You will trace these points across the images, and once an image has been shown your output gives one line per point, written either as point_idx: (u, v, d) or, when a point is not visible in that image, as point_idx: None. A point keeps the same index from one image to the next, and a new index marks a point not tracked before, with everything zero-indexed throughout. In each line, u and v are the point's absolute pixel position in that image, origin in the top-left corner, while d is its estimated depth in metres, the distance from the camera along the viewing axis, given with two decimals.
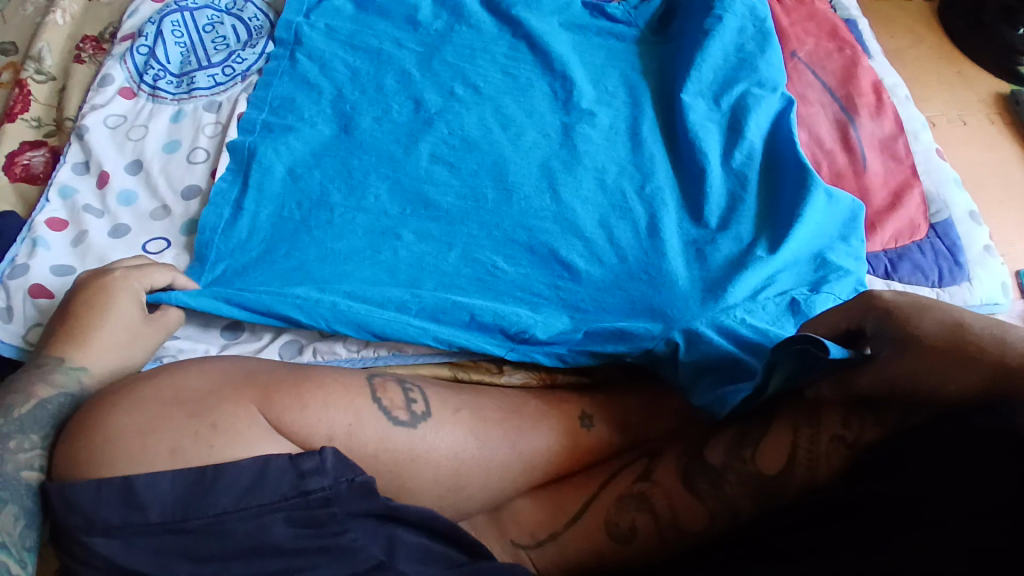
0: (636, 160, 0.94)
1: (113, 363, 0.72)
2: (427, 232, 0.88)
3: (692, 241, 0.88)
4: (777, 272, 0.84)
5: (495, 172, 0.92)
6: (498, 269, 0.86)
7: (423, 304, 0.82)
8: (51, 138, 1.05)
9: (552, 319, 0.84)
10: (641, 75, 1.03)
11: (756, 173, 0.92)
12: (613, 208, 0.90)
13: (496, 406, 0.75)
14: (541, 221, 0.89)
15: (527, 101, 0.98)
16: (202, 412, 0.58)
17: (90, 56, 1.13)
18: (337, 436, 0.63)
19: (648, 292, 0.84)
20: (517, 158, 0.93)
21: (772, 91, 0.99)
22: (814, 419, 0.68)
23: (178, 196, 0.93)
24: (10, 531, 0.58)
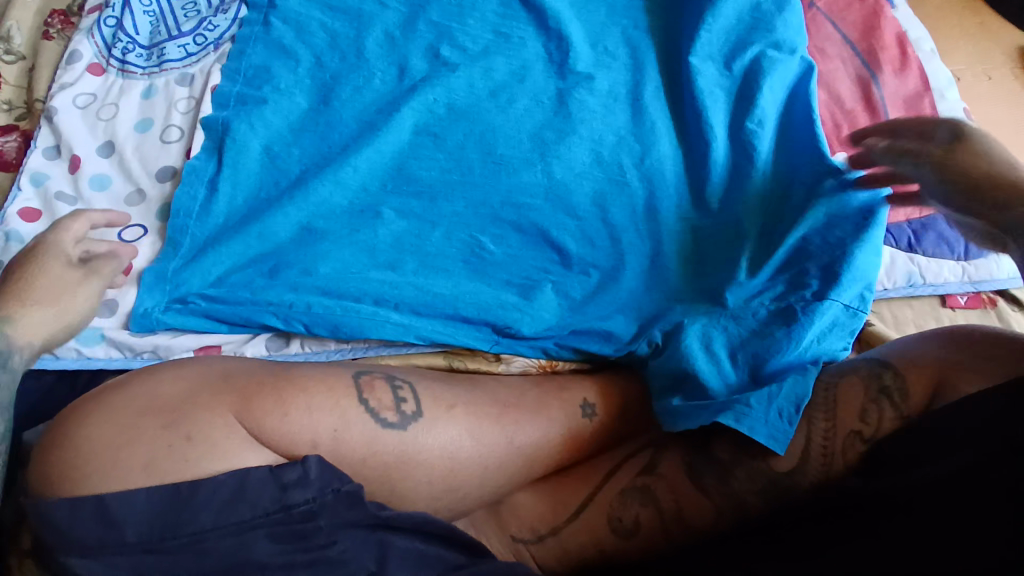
0: (637, 129, 0.87)
1: (47, 316, 0.66)
2: (409, 214, 0.83)
3: (689, 227, 0.84)
4: (773, 273, 0.79)
5: (483, 146, 0.85)
6: (485, 251, 0.82)
7: (404, 295, 0.79)
8: (22, 121, 0.99)
9: (540, 310, 0.80)
10: (648, 33, 0.94)
11: (766, 147, 0.85)
12: (610, 184, 0.84)
13: (492, 400, 0.71)
14: (532, 200, 0.83)
15: (521, 68, 0.90)
16: (175, 423, 0.55)
17: (59, 31, 1.05)
18: (322, 442, 0.60)
19: (637, 287, 0.82)
20: (507, 131, 0.86)
21: (791, 53, 0.90)
22: (830, 411, 0.68)
23: (153, 179, 0.88)
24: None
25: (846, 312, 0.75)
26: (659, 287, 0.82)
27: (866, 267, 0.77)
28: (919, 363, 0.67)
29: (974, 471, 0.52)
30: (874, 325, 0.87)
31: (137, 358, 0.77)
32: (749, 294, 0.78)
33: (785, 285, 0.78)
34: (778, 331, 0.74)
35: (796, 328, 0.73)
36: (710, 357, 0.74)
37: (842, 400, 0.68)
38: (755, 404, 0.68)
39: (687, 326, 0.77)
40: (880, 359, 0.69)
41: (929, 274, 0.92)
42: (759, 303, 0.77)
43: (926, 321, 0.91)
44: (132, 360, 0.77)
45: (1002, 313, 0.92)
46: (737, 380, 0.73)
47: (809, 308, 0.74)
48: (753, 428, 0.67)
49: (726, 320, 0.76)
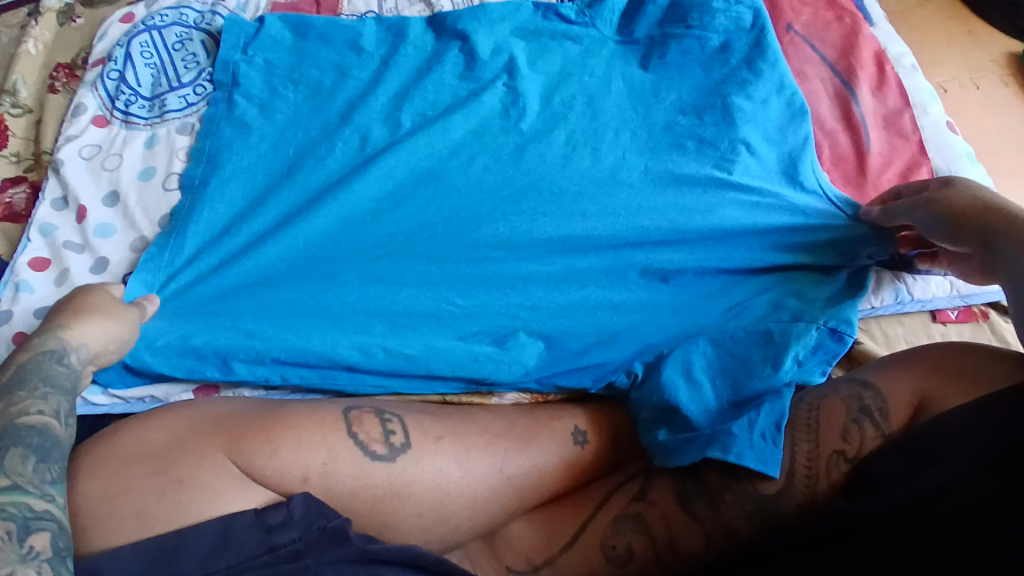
0: (597, 174, 0.93)
1: (97, 333, 0.70)
2: (379, 277, 0.84)
3: (652, 265, 0.88)
4: (739, 309, 0.85)
5: (448, 207, 0.89)
6: (453, 306, 0.84)
7: (374, 356, 0.79)
8: (30, 172, 1.04)
9: (517, 358, 0.82)
10: (606, 84, 1.01)
11: (735, 191, 0.92)
12: (575, 232, 0.88)
13: (482, 430, 0.73)
14: (502, 250, 0.87)
15: (481, 126, 0.96)
16: (166, 468, 0.60)
17: (63, 84, 1.11)
18: (312, 476, 0.63)
19: (611, 318, 0.85)
20: (474, 187, 0.90)
21: (749, 99, 0.99)
22: (813, 434, 0.70)
23: (154, 224, 0.92)
24: (21, 470, 0.54)
25: (831, 337, 0.81)
26: (629, 335, 0.84)
27: (825, 286, 0.86)
28: (898, 380, 0.70)
29: (960, 482, 0.55)
30: (863, 343, 0.89)
31: (142, 401, 0.80)
32: (721, 315, 0.85)
33: (766, 308, 0.84)
34: (755, 357, 0.79)
35: (773, 350, 0.79)
36: (691, 385, 0.78)
37: (824, 422, 0.70)
38: (737, 432, 0.71)
39: (669, 353, 0.81)
40: (862, 380, 0.72)
41: (917, 291, 0.92)
42: (737, 325, 0.83)
43: (917, 337, 0.92)
44: (137, 403, 0.80)
45: (995, 326, 0.93)
46: (714, 403, 0.77)
47: (785, 331, 0.80)
48: (741, 455, 0.69)
49: (702, 343, 0.82)
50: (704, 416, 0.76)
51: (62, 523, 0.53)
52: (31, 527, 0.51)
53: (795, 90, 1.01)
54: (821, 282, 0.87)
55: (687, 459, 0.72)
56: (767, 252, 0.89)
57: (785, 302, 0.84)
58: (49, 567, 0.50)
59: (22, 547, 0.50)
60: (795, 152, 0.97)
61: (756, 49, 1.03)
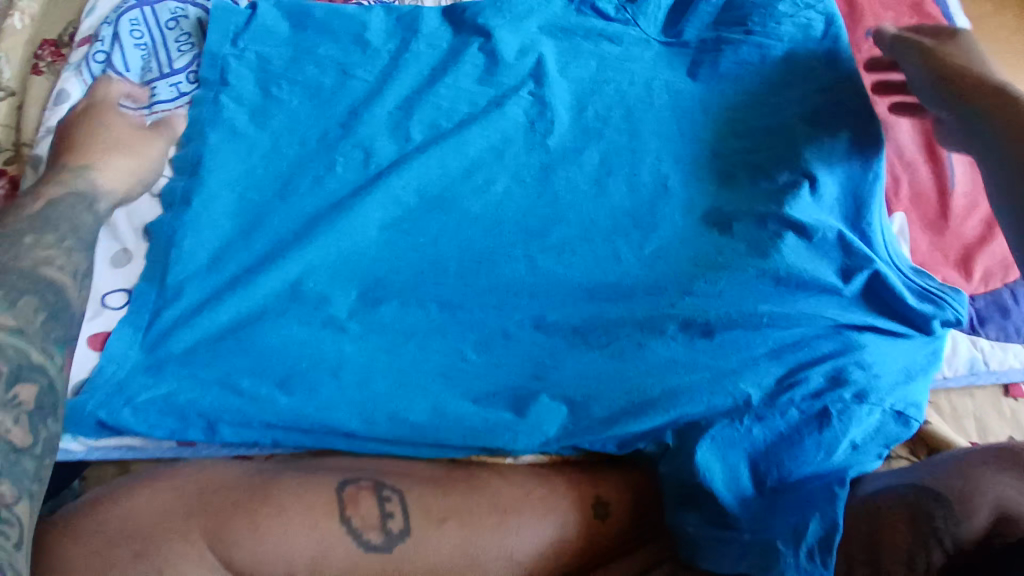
0: (631, 207, 0.85)
1: (127, 170, 0.77)
2: (382, 327, 0.76)
3: (693, 318, 0.77)
4: (796, 380, 0.75)
5: (461, 239, 0.82)
6: (466, 360, 0.76)
7: (376, 424, 0.70)
8: (9, 165, 0.92)
9: (539, 424, 0.72)
10: (645, 98, 0.92)
11: (793, 240, 0.80)
12: (601, 275, 0.81)
13: (491, 506, 0.71)
14: (520, 295, 0.79)
15: (501, 142, 0.88)
16: (146, 553, 0.60)
17: (48, 64, 1.00)
18: (302, 568, 0.64)
19: (643, 382, 0.75)
20: (492, 217, 0.83)
21: (815, 126, 0.88)
22: (873, 552, 0.66)
23: (138, 234, 0.79)
24: (32, 318, 0.59)
25: (897, 420, 0.74)
26: (665, 405, 0.74)
27: (901, 352, 0.77)
28: (957, 491, 0.66)
29: None
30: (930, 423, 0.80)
31: (119, 449, 0.70)
32: (771, 387, 0.75)
33: (825, 381, 0.75)
34: (807, 439, 0.72)
35: (828, 434, 0.72)
36: (727, 469, 0.72)
37: (887, 538, 0.66)
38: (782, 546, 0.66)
39: (708, 425, 0.73)
40: (924, 488, 0.68)
41: (995, 360, 0.82)
42: (789, 400, 0.74)
43: (987, 414, 0.82)
44: (114, 451, 0.70)
45: None
46: (749, 489, 0.72)
47: (846, 414, 0.72)
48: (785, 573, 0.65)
49: (748, 420, 0.74)
50: (736, 501, 0.71)
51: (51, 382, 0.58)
52: (22, 376, 0.56)
53: (871, 113, 0.88)
54: (892, 342, 0.78)
55: (719, 570, 0.69)
56: (828, 313, 0.78)
57: (848, 374, 0.74)
58: (27, 419, 0.55)
59: (8, 395, 0.54)
60: (861, 188, 0.85)
61: (814, 63, 0.93)
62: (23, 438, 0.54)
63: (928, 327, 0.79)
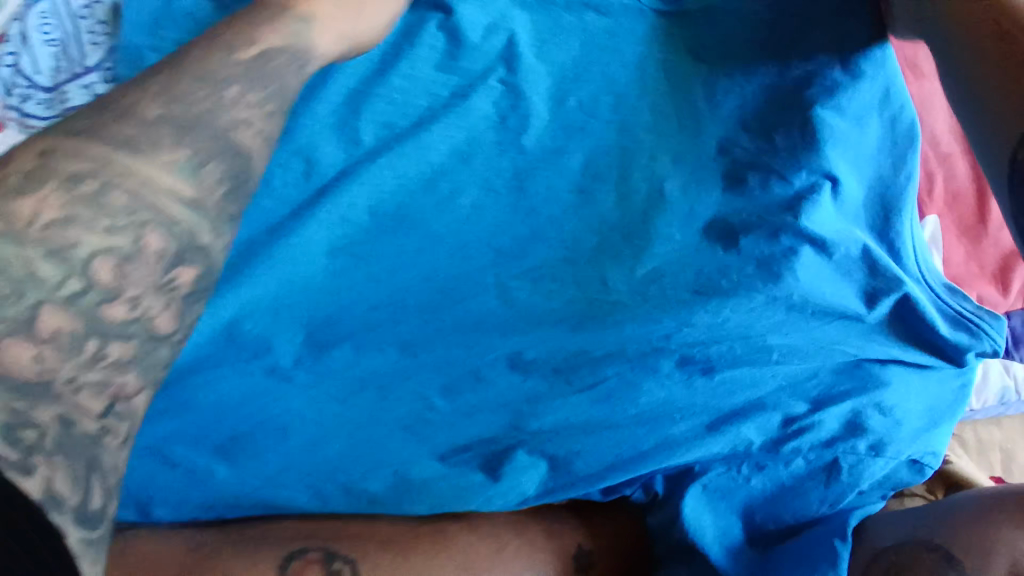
0: (623, 220, 0.73)
1: (345, 26, 0.64)
2: (333, 378, 0.66)
3: (692, 356, 0.68)
4: (808, 424, 0.66)
5: (422, 266, 0.69)
6: (433, 410, 0.66)
7: (327, 495, 0.63)
8: None
9: (518, 481, 0.65)
10: (637, 87, 0.78)
11: (810, 254, 0.69)
12: (586, 304, 0.69)
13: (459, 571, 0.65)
14: (491, 332, 0.69)
15: (468, 143, 0.74)
16: None
17: None
18: None
19: (634, 433, 0.66)
20: (458, 239, 0.71)
21: (841, 113, 0.75)
22: None
23: None
24: (214, 192, 0.51)
25: (909, 467, 0.68)
26: (658, 457, 0.65)
27: (927, 392, 0.70)
28: (957, 541, 0.63)
29: None
30: (955, 462, 0.72)
31: None
32: (776, 432, 0.66)
33: (839, 427, 0.67)
34: (812, 491, 0.66)
35: (835, 486, 0.66)
36: (720, 523, 0.65)
37: None
38: None
39: (702, 472, 0.66)
40: (935, 542, 0.63)
41: None
42: (796, 449, 0.66)
43: (1015, 444, 0.78)
44: None
45: None
46: (739, 537, 0.66)
47: (856, 468, 0.66)
48: None
49: (746, 468, 0.66)
50: (727, 557, 0.65)
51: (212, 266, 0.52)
52: (185, 257, 0.50)
53: (904, 103, 0.77)
54: (917, 378, 0.70)
55: None
56: (849, 347, 0.68)
57: (865, 421, 0.67)
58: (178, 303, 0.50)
59: (165, 276, 0.48)
60: (889, 197, 0.74)
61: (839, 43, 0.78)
62: (167, 325, 0.49)
63: (960, 359, 0.71)
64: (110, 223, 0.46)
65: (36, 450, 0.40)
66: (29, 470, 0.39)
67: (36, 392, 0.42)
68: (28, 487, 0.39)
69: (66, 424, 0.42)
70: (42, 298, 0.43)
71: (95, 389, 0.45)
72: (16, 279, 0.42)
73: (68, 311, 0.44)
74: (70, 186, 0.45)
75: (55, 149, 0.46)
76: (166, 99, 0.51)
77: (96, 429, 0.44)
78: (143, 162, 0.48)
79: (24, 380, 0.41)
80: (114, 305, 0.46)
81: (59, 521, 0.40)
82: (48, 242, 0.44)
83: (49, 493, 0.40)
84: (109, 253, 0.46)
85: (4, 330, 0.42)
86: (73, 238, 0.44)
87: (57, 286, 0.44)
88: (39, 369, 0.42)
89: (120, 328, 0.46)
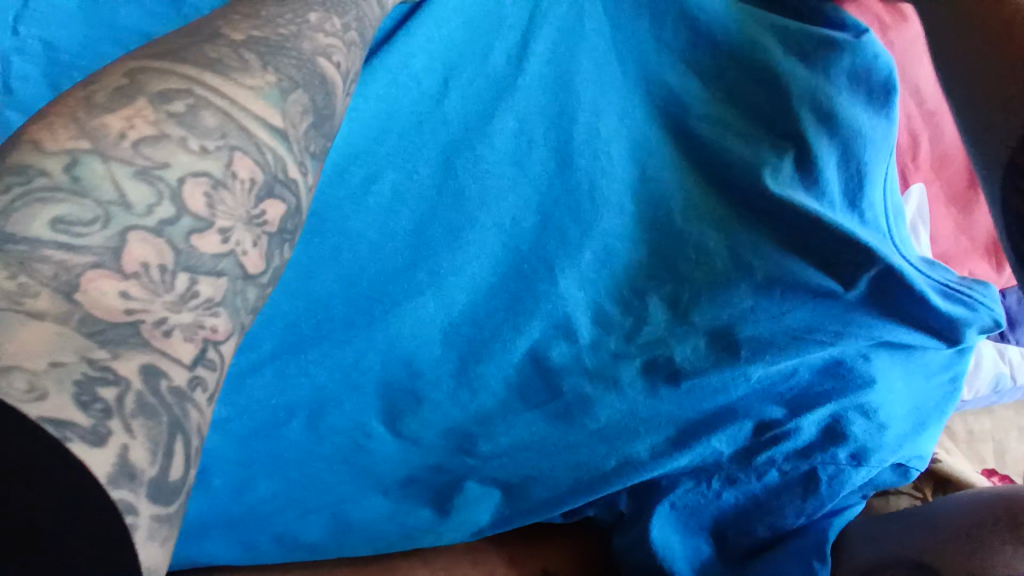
0: (570, 197, 0.65)
1: None
2: (248, 414, 0.56)
3: (651, 358, 0.61)
4: (782, 432, 0.60)
5: (341, 269, 0.60)
6: (370, 438, 0.59)
7: (260, 546, 0.58)
8: None
9: (471, 513, 0.59)
10: (580, 35, 0.67)
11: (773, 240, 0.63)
12: (532, 300, 0.62)
13: None
14: (431, 349, 0.61)
15: (387, 113, 0.62)
16: None
17: None
18: None
19: (595, 452, 0.59)
20: (382, 234, 0.62)
21: (809, 65, 0.65)
22: None
23: None
24: (297, 123, 0.42)
25: (891, 469, 0.62)
26: (621, 479, 0.59)
27: (912, 389, 0.64)
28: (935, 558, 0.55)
29: None
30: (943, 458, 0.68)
31: None
32: (747, 441, 0.61)
33: (816, 433, 0.61)
34: (788, 508, 0.59)
35: (813, 501, 0.59)
36: (686, 536, 0.60)
37: None
38: None
39: (669, 487, 0.60)
40: (914, 560, 0.56)
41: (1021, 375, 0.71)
42: (769, 459, 0.60)
43: (1003, 433, 0.75)
44: None
45: None
46: (710, 552, 0.60)
47: (837, 480, 0.59)
48: None
49: (716, 483, 0.60)
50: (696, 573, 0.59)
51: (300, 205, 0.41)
52: (273, 189, 0.39)
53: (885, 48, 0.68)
54: (902, 370, 0.63)
55: None
56: (825, 342, 0.62)
57: (847, 426, 0.60)
58: (267, 244, 0.38)
59: (253, 208, 0.37)
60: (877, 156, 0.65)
61: None
62: (257, 263, 0.37)
63: (953, 334, 0.64)
64: (200, 144, 0.37)
65: (114, 413, 0.28)
66: (100, 440, 0.27)
67: (121, 338, 0.30)
68: (92, 458, 0.27)
69: (152, 377, 0.30)
70: (129, 225, 0.33)
71: (187, 332, 0.33)
72: (103, 202, 0.33)
73: (158, 239, 0.34)
74: (158, 102, 0.37)
75: (142, 69, 0.39)
76: (251, 23, 0.45)
77: (186, 382, 0.32)
78: (237, 87, 0.40)
79: (108, 326, 0.30)
80: (205, 234, 0.35)
81: (131, 497, 0.27)
82: (134, 158, 0.34)
83: (122, 464, 0.27)
84: (201, 177, 0.36)
85: (90, 259, 0.32)
86: (163, 157, 0.35)
87: (146, 213, 0.34)
88: (126, 307, 0.32)
89: (211, 265, 0.35)
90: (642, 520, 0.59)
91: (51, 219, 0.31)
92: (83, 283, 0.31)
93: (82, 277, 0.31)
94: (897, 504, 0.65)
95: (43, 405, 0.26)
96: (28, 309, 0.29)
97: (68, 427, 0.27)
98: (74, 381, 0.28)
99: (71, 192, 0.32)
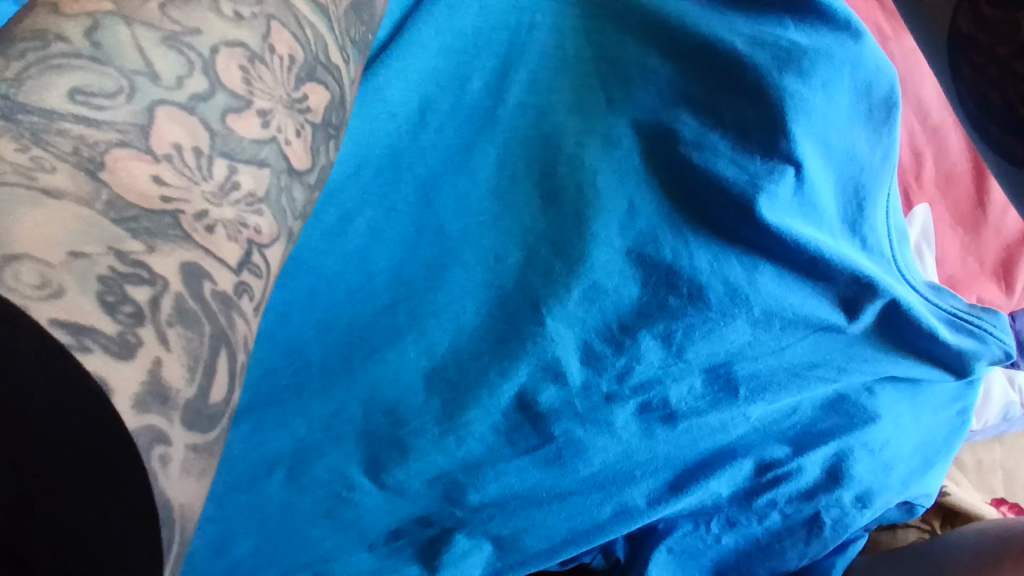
0: (555, 231, 0.61)
1: None
2: (223, 468, 0.52)
3: (645, 404, 0.59)
4: (785, 471, 0.58)
5: (318, 313, 0.57)
6: (355, 491, 0.53)
7: None
8: None
9: (463, 563, 0.55)
10: (559, 65, 0.66)
11: (768, 268, 0.60)
12: (518, 341, 0.58)
13: None
14: (413, 394, 0.56)
15: (362, 152, 0.61)
16: None
17: None
18: None
19: (588, 500, 0.57)
20: (359, 273, 0.59)
21: (807, 82, 0.61)
22: None
23: None
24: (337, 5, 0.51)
25: (897, 505, 0.61)
26: (615, 527, 0.56)
27: (920, 425, 0.62)
28: None
29: None
30: (950, 491, 0.66)
31: None
32: (748, 482, 0.58)
33: (819, 474, 0.58)
34: (790, 552, 0.57)
35: (817, 544, 0.57)
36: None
37: None
38: None
39: (666, 531, 0.58)
40: None
41: None
42: (771, 501, 0.58)
43: (995, 461, 0.74)
44: None
45: None
46: None
47: (842, 523, 0.57)
48: None
49: (716, 525, 0.58)
50: None
51: (340, 98, 0.50)
52: (314, 74, 0.47)
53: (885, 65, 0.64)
54: (909, 405, 0.62)
55: None
56: (828, 379, 0.59)
57: (849, 468, 0.58)
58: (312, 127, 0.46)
59: (295, 91, 0.46)
60: (868, 186, 0.63)
61: None
62: (304, 158, 0.45)
63: (964, 367, 0.62)
64: (236, 13, 0.44)
65: (147, 318, 0.31)
66: (129, 354, 0.30)
67: (160, 224, 0.35)
68: (124, 378, 0.29)
69: (194, 279, 0.34)
70: (160, 98, 0.39)
71: (231, 229, 0.38)
72: (126, 71, 0.38)
73: (192, 118, 0.40)
74: None
75: None
76: None
77: (231, 289, 0.36)
78: None
79: (143, 212, 0.34)
80: (243, 113, 0.42)
81: (164, 423, 0.30)
82: (163, 25, 0.41)
83: (153, 386, 0.30)
84: (234, 48, 0.43)
85: (117, 137, 0.36)
86: (192, 24, 0.42)
87: (174, 85, 0.40)
88: (163, 193, 0.36)
89: (251, 154, 0.41)
90: (638, 567, 0.56)
91: (73, 89, 0.37)
92: (110, 161, 0.35)
93: (108, 155, 0.36)
94: (905, 538, 0.64)
95: (63, 300, 0.29)
96: (43, 183, 0.32)
97: (91, 336, 0.29)
98: (99, 278, 0.30)
99: (93, 60, 0.38)
